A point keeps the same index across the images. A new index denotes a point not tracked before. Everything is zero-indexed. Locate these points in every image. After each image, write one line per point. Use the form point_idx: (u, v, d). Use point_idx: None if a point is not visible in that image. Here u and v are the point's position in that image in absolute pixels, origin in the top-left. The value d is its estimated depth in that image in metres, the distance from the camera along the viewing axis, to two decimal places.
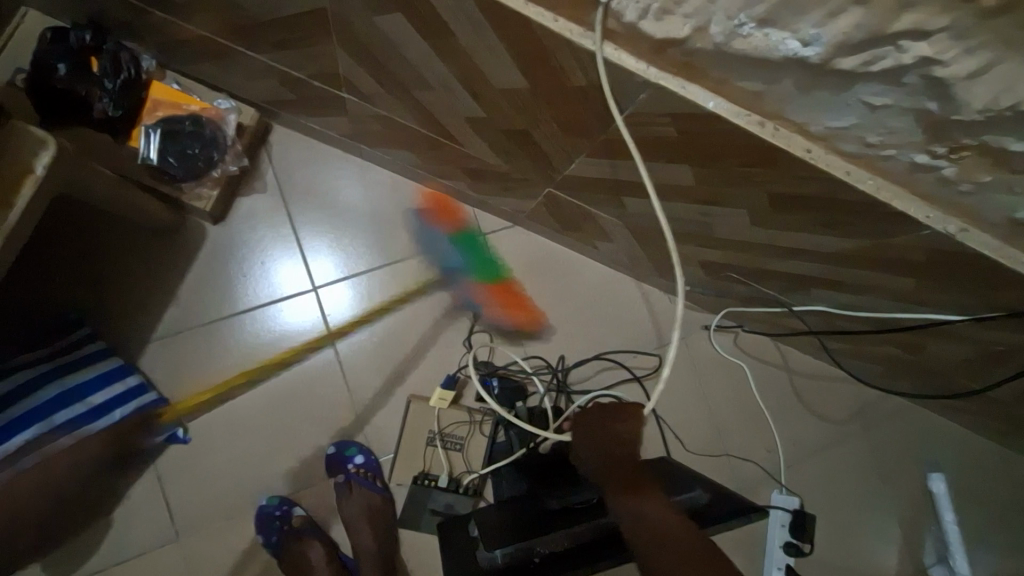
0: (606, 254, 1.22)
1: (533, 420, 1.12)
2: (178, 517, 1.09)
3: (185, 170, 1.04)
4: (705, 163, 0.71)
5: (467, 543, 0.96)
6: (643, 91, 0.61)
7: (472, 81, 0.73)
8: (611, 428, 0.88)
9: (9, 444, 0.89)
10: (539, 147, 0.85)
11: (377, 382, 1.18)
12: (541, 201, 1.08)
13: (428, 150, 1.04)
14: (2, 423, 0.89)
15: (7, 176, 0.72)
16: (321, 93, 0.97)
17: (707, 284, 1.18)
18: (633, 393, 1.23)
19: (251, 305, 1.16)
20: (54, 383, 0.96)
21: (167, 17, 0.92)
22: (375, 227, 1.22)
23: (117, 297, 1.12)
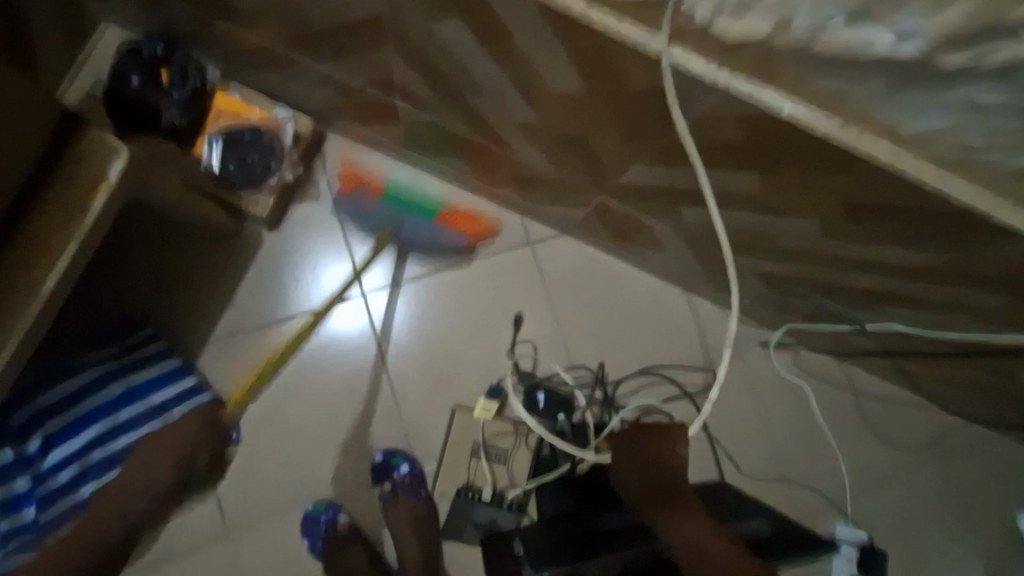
0: (658, 264, 1.17)
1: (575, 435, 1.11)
2: (228, 518, 1.11)
3: (244, 177, 1.08)
4: (776, 169, 0.66)
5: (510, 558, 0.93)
6: (712, 93, 0.57)
7: (527, 86, 0.72)
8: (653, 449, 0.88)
9: (83, 437, 1.01)
10: (593, 154, 0.82)
11: (422, 390, 1.17)
12: (592, 210, 1.05)
13: (478, 158, 1.03)
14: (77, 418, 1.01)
15: (84, 183, 0.75)
16: (376, 102, 0.98)
17: (767, 298, 1.12)
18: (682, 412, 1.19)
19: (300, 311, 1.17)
20: (117, 382, 1.04)
21: (231, 30, 0.95)
22: (424, 234, 1.21)
23: (177, 300, 1.15)
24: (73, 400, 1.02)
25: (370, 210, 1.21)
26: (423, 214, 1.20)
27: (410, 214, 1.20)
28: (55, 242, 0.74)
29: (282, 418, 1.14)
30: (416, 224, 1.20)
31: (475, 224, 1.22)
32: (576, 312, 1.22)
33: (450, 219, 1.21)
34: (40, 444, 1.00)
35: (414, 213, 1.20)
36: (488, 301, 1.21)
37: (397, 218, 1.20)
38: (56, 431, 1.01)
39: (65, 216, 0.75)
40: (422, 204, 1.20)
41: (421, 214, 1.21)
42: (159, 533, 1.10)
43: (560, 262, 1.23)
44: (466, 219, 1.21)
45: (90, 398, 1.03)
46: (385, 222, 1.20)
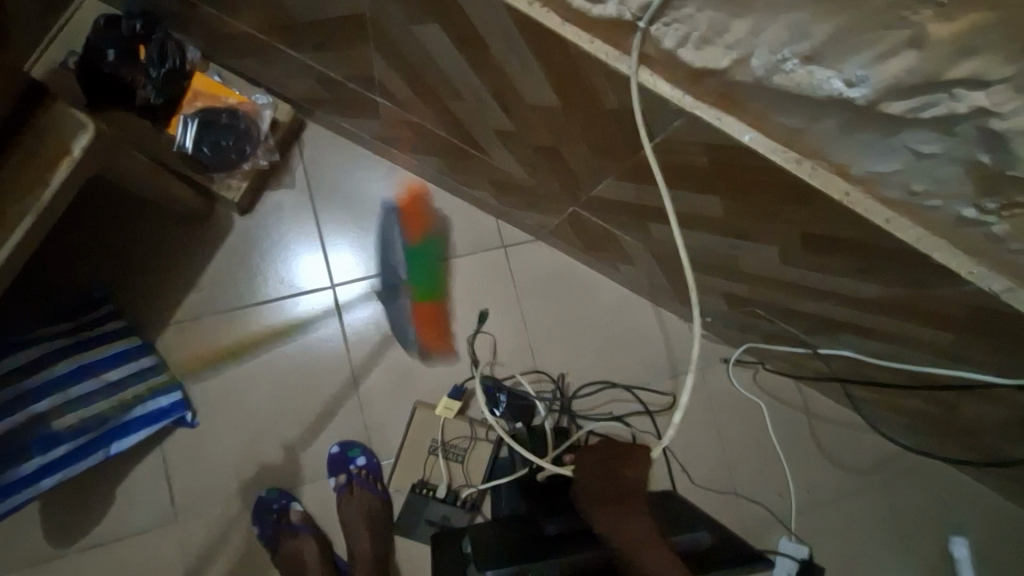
0: (627, 276, 1.19)
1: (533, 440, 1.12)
2: (178, 501, 1.10)
3: (217, 161, 1.06)
4: (738, 196, 0.68)
5: (459, 558, 0.94)
6: (676, 119, 0.59)
7: (504, 95, 0.73)
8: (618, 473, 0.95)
9: (21, 414, 0.93)
10: (566, 165, 0.84)
11: (386, 385, 1.18)
12: (565, 218, 1.06)
13: (456, 159, 1.03)
14: (18, 393, 0.93)
15: (46, 155, 0.73)
16: (356, 95, 0.98)
17: (729, 317, 1.14)
18: (641, 426, 1.21)
19: (268, 297, 1.17)
20: (72, 357, 0.99)
21: (214, 11, 0.94)
22: (398, 229, 1.22)
23: (141, 278, 1.13)
24: (16, 372, 0.94)
25: (407, 272, 1.21)
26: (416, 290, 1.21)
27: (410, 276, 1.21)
28: (11, 213, 0.72)
29: (241, 405, 1.13)
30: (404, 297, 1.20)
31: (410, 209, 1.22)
32: (544, 318, 1.24)
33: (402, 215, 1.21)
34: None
35: (410, 285, 1.21)
36: (459, 301, 1.22)
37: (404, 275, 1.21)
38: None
39: (23, 189, 0.73)
40: (416, 258, 1.22)
41: (412, 288, 1.21)
42: (107, 513, 1.08)
43: (531, 267, 1.25)
44: (412, 208, 1.22)
45: (38, 374, 0.96)
46: (395, 280, 1.21)
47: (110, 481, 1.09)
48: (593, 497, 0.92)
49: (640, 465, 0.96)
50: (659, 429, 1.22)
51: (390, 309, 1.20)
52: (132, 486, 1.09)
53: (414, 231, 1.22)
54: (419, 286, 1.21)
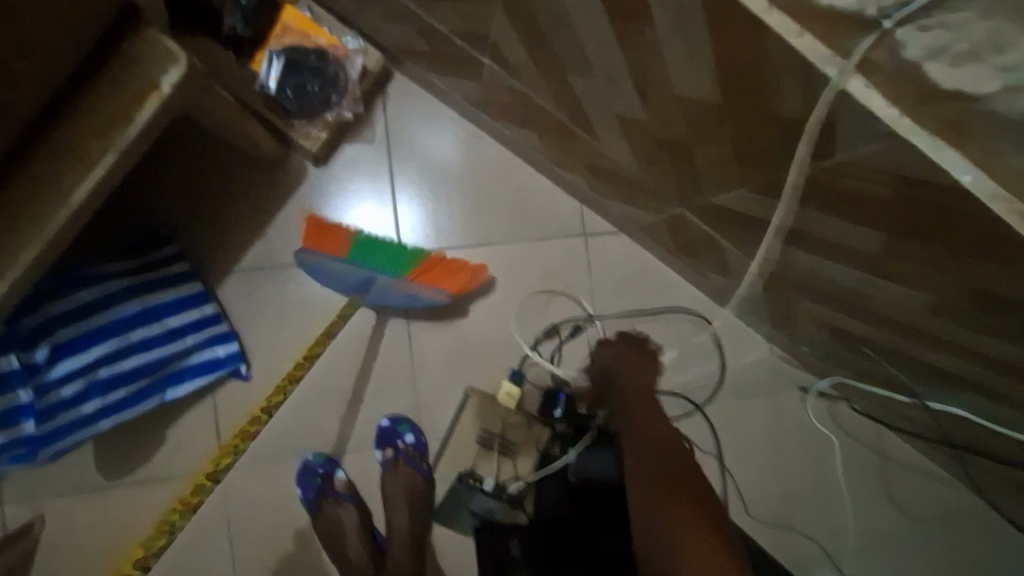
0: (715, 286, 1.10)
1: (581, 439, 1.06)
2: (225, 450, 1.08)
3: (300, 106, 0.99)
4: (911, 236, 0.57)
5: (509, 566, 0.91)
6: (876, 142, 0.48)
7: (649, 80, 0.62)
8: (642, 365, 0.96)
9: (87, 354, 0.90)
10: (694, 168, 0.74)
11: (443, 363, 1.13)
12: (664, 218, 0.96)
13: (556, 136, 0.93)
14: (77, 334, 0.90)
15: (131, 88, 0.66)
16: (459, 52, 0.88)
17: (823, 347, 1.04)
18: (698, 432, 1.18)
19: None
20: (134, 300, 0.94)
21: None
22: (475, 201, 1.14)
23: (207, 220, 1.09)
24: (80, 312, 0.90)
25: (325, 271, 0.93)
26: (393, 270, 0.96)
27: (377, 269, 0.95)
28: (92, 150, 0.66)
29: (295, 364, 1.09)
30: (391, 282, 0.96)
31: (454, 279, 1.03)
32: (616, 321, 1.16)
33: (426, 275, 1.00)
34: (48, 354, 0.87)
35: (383, 273, 0.95)
36: (531, 288, 1.14)
37: (372, 272, 0.95)
38: (65, 342, 0.89)
39: (106, 124, 0.66)
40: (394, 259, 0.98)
41: (386, 274, 0.95)
42: (156, 454, 1.07)
43: (609, 261, 1.16)
44: (444, 274, 1.03)
45: (104, 312, 0.92)
46: (360, 281, 0.95)
47: (161, 420, 1.08)
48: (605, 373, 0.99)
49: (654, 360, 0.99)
50: (714, 441, 1.19)
51: (389, 294, 0.97)
52: (182, 429, 1.08)
53: (341, 245, 0.96)
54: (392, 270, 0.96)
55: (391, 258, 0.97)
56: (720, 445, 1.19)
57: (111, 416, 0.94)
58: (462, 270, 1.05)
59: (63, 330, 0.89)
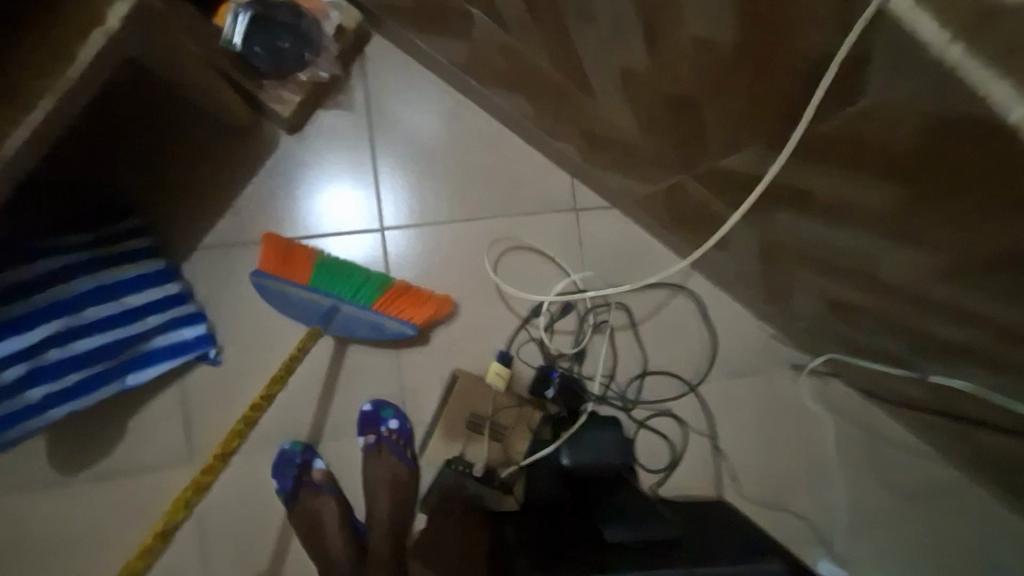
0: (710, 261, 1.06)
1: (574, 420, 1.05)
2: (192, 439, 1.00)
3: (273, 66, 0.90)
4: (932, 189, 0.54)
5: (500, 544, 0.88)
6: (904, 77, 0.45)
7: (655, 24, 0.58)
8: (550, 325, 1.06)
9: (35, 334, 0.79)
10: (700, 127, 0.70)
11: (428, 344, 1.07)
12: (661, 189, 0.92)
13: (548, 100, 0.88)
14: (25, 311, 0.79)
15: (76, 23, 0.59)
16: (444, 5, 0.82)
17: (819, 323, 1.01)
18: (692, 413, 1.15)
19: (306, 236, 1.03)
20: (89, 277, 0.85)
21: None
22: (460, 174, 1.08)
23: (171, 191, 1.00)
24: (24, 287, 0.80)
25: (287, 298, 0.93)
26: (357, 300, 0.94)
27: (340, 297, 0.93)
28: (31, 90, 0.58)
29: (270, 349, 1.01)
30: (355, 311, 0.93)
31: (422, 309, 1.00)
32: (609, 299, 1.11)
33: (392, 305, 0.97)
34: None
35: (346, 300, 0.93)
36: (519, 265, 1.09)
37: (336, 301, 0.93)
38: (6, 321, 0.78)
39: (47, 61, 0.59)
40: (360, 288, 0.96)
41: (349, 303, 0.93)
42: (114, 446, 0.99)
43: (601, 237, 1.11)
44: (411, 303, 0.99)
45: (54, 288, 0.82)
46: (323, 311, 0.93)
47: (119, 409, 0.99)
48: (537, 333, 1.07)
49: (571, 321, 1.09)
50: (707, 422, 1.16)
51: (351, 326, 0.95)
52: (144, 419, 0.99)
53: (304, 273, 0.94)
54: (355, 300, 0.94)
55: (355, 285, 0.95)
56: (713, 426, 1.16)
57: (60, 405, 0.83)
58: (431, 298, 1.02)
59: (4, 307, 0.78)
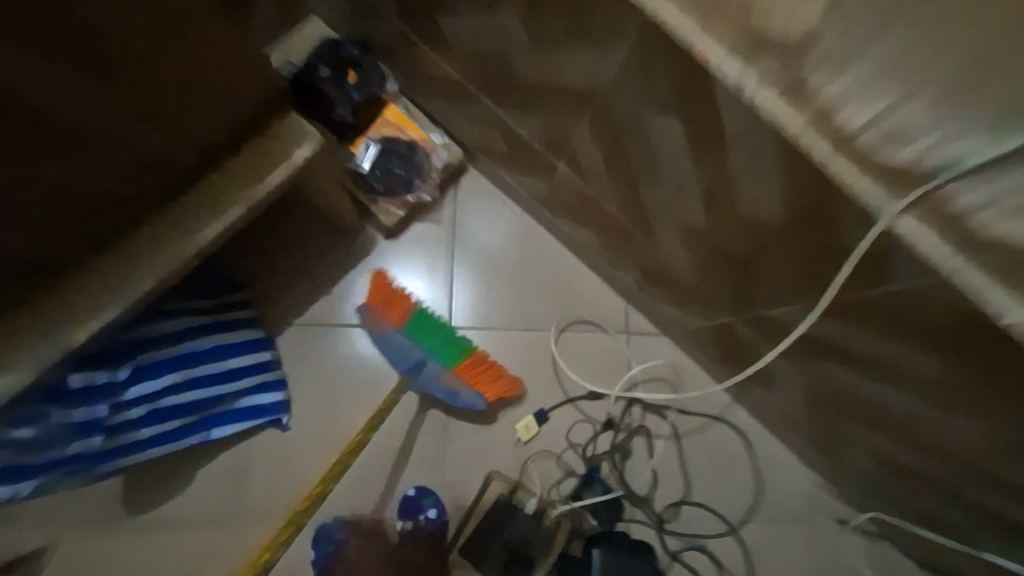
0: (756, 399, 1.10)
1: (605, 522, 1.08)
2: (249, 498, 1.07)
3: (386, 186, 1.11)
4: (962, 369, 0.60)
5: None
6: (929, 276, 0.54)
7: (714, 197, 0.71)
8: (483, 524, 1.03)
9: (155, 384, 0.88)
10: (749, 280, 0.79)
11: (475, 441, 1.13)
12: (712, 326, 1.00)
13: (615, 238, 1.01)
14: (150, 363, 0.87)
15: (269, 152, 0.75)
16: (536, 156, 0.99)
17: (866, 480, 1.00)
18: (729, 555, 1.12)
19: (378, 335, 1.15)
20: (208, 337, 0.95)
21: (428, 56, 0.99)
22: (525, 289, 1.20)
23: (278, 274, 1.15)
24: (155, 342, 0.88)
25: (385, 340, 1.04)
26: (443, 359, 1.04)
27: (429, 352, 1.03)
28: (230, 198, 0.73)
29: (333, 425, 1.11)
30: (438, 370, 1.03)
31: (493, 383, 1.08)
32: (654, 423, 1.15)
33: (468, 373, 1.06)
34: (129, 375, 0.84)
35: (433, 357, 1.03)
36: (580, 345, 1.18)
37: (425, 355, 1.03)
38: (146, 365, 0.86)
39: (244, 176, 0.74)
40: (448, 348, 1.05)
41: (435, 360, 1.03)
42: (178, 496, 1.06)
43: (649, 361, 1.18)
44: (485, 374, 1.08)
45: (174, 344, 0.90)
46: (412, 361, 1.03)
47: (188, 462, 1.08)
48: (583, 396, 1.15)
49: (616, 437, 1.13)
50: (745, 567, 1.12)
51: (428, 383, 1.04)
52: (210, 473, 1.07)
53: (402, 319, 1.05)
54: (442, 359, 1.04)
55: (444, 345, 1.05)
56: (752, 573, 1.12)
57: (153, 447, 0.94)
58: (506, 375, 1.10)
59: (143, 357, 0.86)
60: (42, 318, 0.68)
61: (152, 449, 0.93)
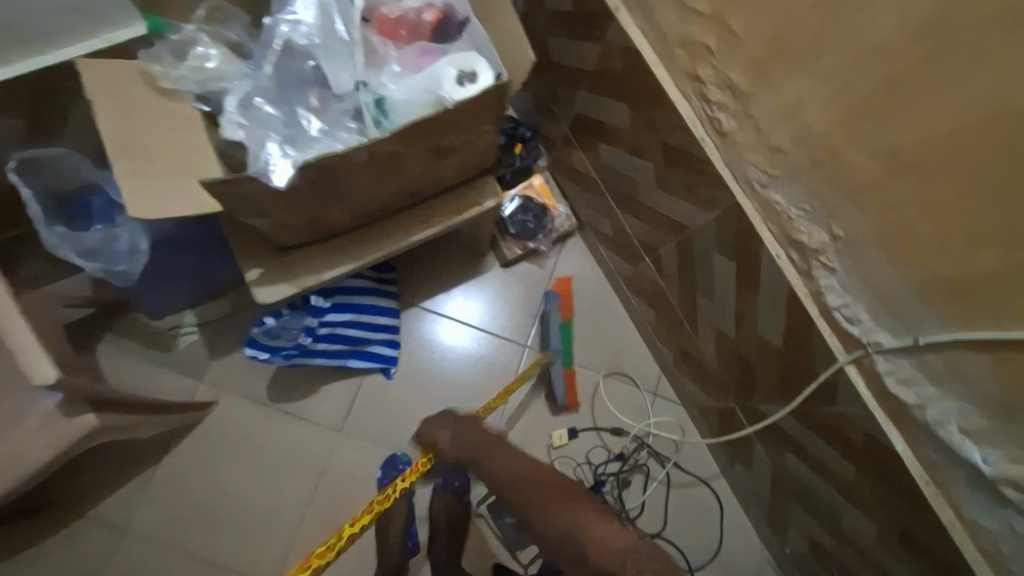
0: (737, 474, 1.42)
1: None
2: (349, 418, 1.45)
3: (517, 232, 1.50)
4: (871, 474, 0.93)
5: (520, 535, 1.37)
6: (859, 406, 0.87)
7: (744, 318, 1.06)
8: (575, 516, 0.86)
9: (340, 316, 1.30)
10: (754, 379, 1.14)
11: (519, 435, 1.48)
12: (721, 406, 1.33)
13: (670, 321, 1.37)
14: (342, 301, 1.29)
15: (469, 198, 1.12)
16: (631, 246, 1.37)
17: (802, 560, 1.30)
18: None
19: (470, 341, 1.52)
20: (374, 296, 1.37)
21: (578, 157, 1.39)
22: (589, 336, 1.55)
23: (415, 266, 1.54)
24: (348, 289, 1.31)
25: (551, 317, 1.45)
26: (565, 359, 1.44)
27: (562, 350, 1.43)
28: (436, 220, 1.11)
29: (422, 388, 1.48)
30: (558, 360, 1.43)
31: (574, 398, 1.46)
32: (654, 467, 1.47)
33: (569, 377, 1.44)
34: (327, 304, 1.25)
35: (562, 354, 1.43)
36: (615, 392, 1.52)
37: (558, 350, 1.43)
38: (338, 302, 1.28)
39: (449, 211, 1.12)
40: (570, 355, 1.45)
41: (561, 357, 1.43)
42: (302, 399, 1.45)
43: (664, 420, 1.51)
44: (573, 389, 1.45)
45: (356, 295, 1.33)
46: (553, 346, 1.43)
47: (315, 378, 1.46)
48: (607, 429, 1.49)
49: (622, 466, 1.46)
50: None
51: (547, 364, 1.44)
52: (328, 390, 1.46)
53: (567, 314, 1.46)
54: (564, 358, 1.44)
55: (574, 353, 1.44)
56: None
57: (319, 358, 1.31)
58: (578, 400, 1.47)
59: (338, 291, 1.28)
60: (309, 259, 1.07)
61: (318, 360, 1.31)
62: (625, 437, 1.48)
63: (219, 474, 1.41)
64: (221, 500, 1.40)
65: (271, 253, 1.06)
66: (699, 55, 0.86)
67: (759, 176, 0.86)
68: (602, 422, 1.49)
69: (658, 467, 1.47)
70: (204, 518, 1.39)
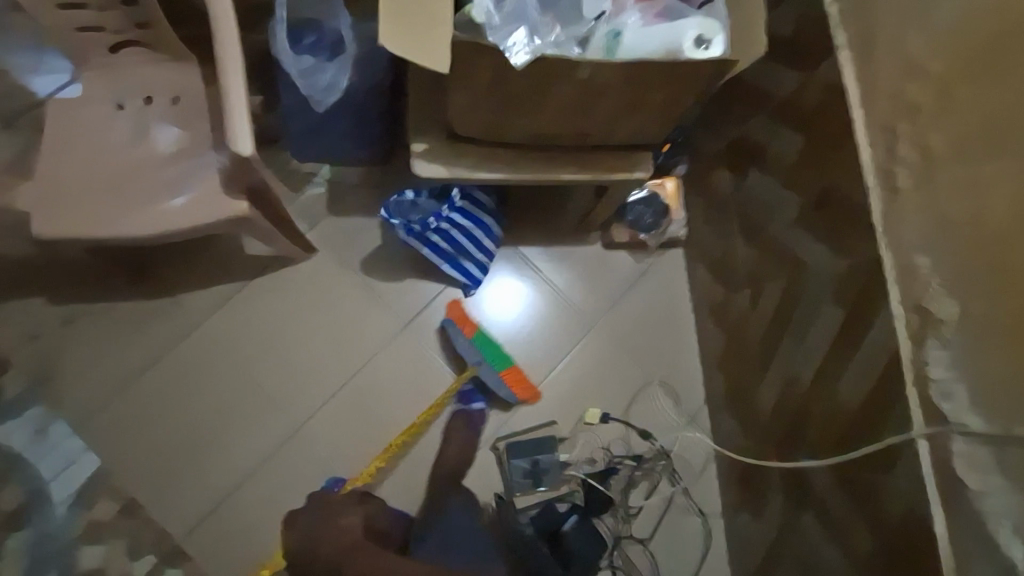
0: (738, 521, 1.45)
1: (590, 504, 1.43)
2: (418, 317, 1.55)
3: (632, 220, 1.58)
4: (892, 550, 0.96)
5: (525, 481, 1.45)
6: (913, 480, 0.91)
7: (828, 370, 1.10)
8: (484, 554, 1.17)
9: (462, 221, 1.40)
10: (807, 432, 1.18)
11: (556, 398, 1.54)
12: (755, 450, 1.37)
13: (741, 355, 1.41)
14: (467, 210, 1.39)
15: (623, 163, 1.20)
16: (733, 275, 1.43)
17: None
18: None
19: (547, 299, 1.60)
20: (492, 220, 1.46)
21: (721, 177, 1.46)
22: (654, 342, 1.60)
23: (529, 214, 1.63)
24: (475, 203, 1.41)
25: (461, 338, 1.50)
26: (495, 364, 1.49)
27: (484, 361, 1.49)
28: (587, 168, 1.19)
29: (491, 319, 1.57)
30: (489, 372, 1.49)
31: (524, 388, 1.50)
32: (663, 482, 1.52)
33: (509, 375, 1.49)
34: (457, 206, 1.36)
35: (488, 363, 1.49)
36: (657, 400, 1.57)
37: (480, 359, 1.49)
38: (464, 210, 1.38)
39: (602, 167, 1.19)
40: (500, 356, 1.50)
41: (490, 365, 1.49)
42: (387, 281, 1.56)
43: (691, 446, 1.55)
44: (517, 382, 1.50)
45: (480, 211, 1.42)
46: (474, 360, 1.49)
47: (404, 270, 1.57)
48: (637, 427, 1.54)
49: (637, 465, 1.50)
50: None
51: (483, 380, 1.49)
52: (412, 285, 1.56)
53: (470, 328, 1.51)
54: (494, 363, 1.49)
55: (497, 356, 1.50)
56: None
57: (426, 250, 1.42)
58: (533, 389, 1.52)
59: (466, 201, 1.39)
60: (470, 155, 1.17)
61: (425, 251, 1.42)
62: (650, 443, 1.54)
63: (291, 314, 1.53)
64: (284, 336, 1.52)
65: (442, 137, 1.17)
66: (905, 113, 0.92)
67: (912, 238, 0.91)
68: (635, 420, 1.55)
69: (667, 483, 1.52)
70: (264, 344, 1.51)
